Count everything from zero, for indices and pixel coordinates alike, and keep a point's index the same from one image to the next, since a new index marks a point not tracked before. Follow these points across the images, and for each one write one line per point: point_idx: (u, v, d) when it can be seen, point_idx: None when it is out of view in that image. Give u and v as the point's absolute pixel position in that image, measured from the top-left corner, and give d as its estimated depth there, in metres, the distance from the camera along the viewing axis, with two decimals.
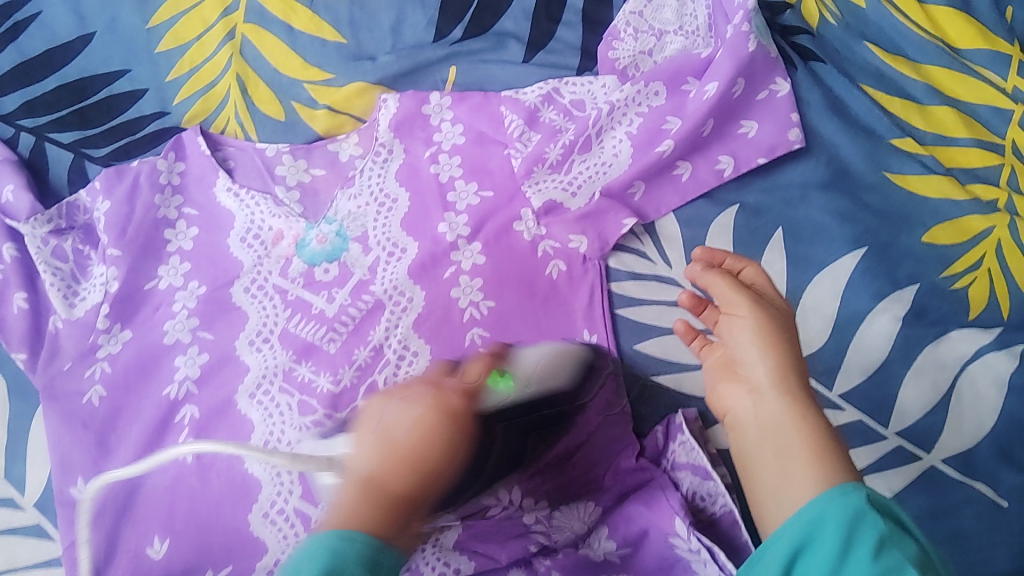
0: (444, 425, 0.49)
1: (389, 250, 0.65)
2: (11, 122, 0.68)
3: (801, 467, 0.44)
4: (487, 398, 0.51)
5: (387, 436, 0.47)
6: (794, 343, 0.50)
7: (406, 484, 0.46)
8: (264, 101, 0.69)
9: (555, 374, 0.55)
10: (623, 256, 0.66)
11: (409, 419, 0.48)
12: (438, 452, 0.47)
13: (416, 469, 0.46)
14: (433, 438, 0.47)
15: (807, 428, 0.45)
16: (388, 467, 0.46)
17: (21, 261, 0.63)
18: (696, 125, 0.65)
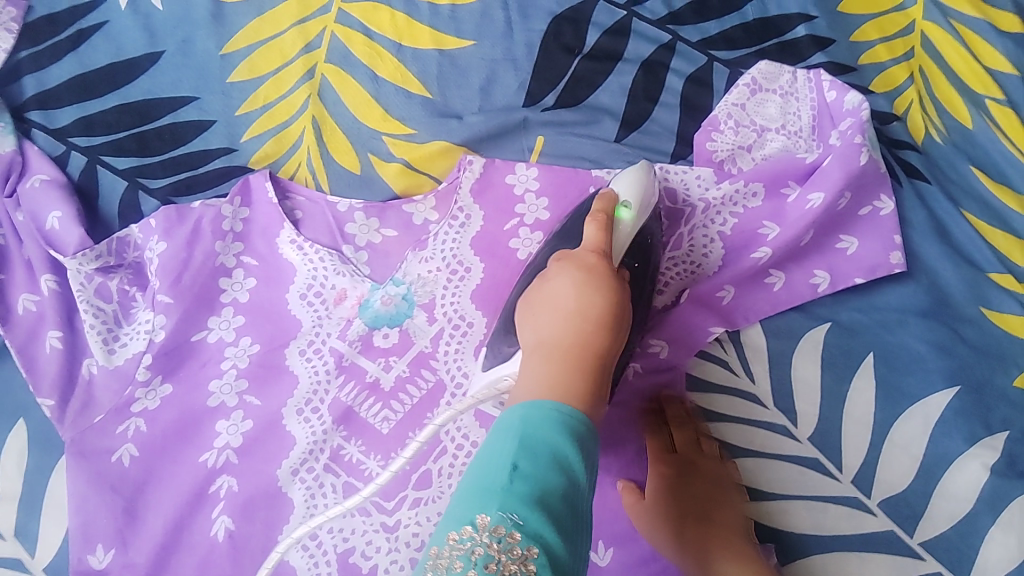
0: (590, 279, 0.52)
1: (455, 324, 0.60)
2: (64, 139, 0.64)
3: (708, 552, 0.54)
4: (619, 231, 0.57)
5: (561, 306, 0.51)
6: (700, 451, 0.59)
7: (602, 346, 0.49)
8: (340, 151, 0.65)
9: (649, 208, 0.60)
10: (706, 364, 0.62)
11: (567, 284, 0.52)
12: (606, 306, 0.50)
13: (591, 320, 0.50)
14: (590, 290, 0.51)
15: (712, 530, 0.55)
16: (551, 322, 0.50)
17: (61, 296, 0.58)
18: (797, 235, 0.61)
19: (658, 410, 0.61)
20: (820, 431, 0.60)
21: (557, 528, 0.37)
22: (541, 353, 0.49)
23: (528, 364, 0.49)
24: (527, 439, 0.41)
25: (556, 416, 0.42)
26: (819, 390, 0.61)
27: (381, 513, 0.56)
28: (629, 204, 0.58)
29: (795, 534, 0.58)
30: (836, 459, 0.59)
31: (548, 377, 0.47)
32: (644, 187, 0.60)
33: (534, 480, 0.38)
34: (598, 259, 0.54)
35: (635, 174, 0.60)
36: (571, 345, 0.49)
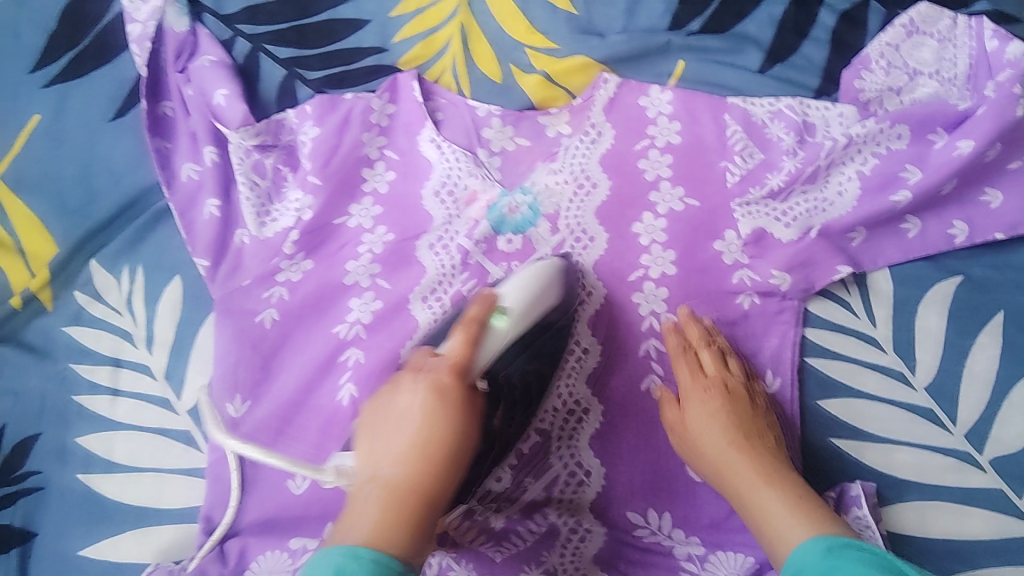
0: (442, 411, 0.46)
1: (577, 236, 0.63)
2: (231, 25, 0.68)
3: (747, 480, 0.51)
4: (488, 343, 0.51)
5: (404, 424, 0.46)
6: (729, 371, 0.57)
7: (441, 478, 0.44)
8: (483, 60, 0.67)
9: (540, 308, 0.55)
10: (826, 302, 0.61)
11: (410, 410, 0.46)
12: (438, 454, 0.45)
13: (429, 462, 0.44)
14: (432, 418, 0.46)
15: (748, 454, 0.53)
16: (392, 455, 0.44)
17: (219, 166, 0.63)
18: (939, 182, 0.60)
19: (681, 333, 0.59)
20: (936, 383, 0.59)
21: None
22: (369, 493, 0.43)
23: (351, 505, 0.43)
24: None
25: (375, 559, 0.39)
26: (941, 343, 0.60)
27: None
28: (510, 310, 0.52)
29: (894, 478, 0.57)
30: (950, 411, 0.58)
31: (377, 526, 0.41)
32: (534, 288, 0.54)
33: None
34: (450, 374, 0.48)
35: (530, 280, 0.54)
36: (399, 493, 0.43)
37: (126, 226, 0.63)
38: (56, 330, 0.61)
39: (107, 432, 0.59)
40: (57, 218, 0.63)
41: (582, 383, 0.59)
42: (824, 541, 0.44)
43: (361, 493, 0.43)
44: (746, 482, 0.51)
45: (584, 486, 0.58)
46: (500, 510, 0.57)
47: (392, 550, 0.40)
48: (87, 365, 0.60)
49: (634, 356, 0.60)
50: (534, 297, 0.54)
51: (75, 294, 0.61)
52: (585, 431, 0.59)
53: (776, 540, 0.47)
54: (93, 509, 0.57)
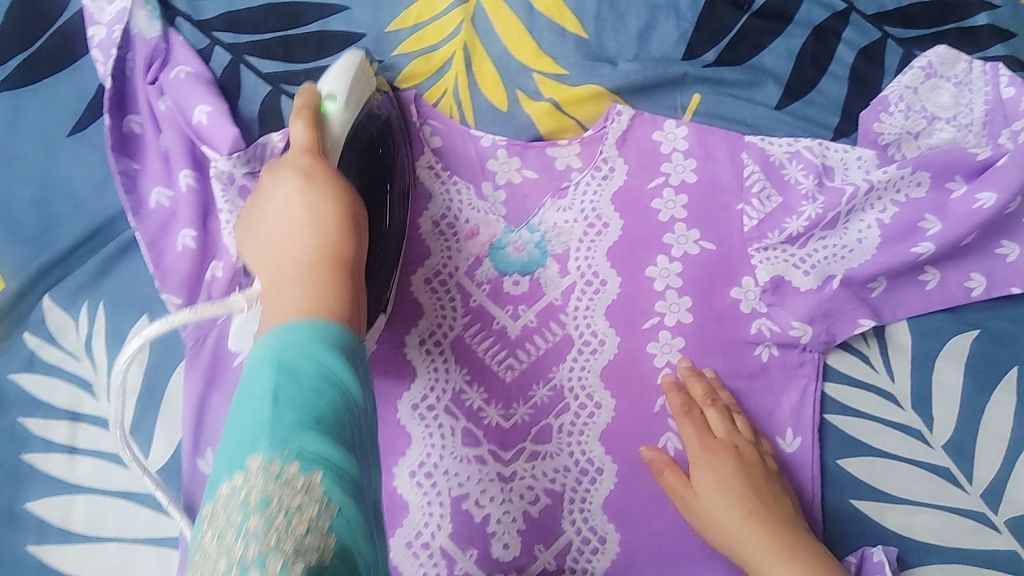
0: (310, 186, 0.46)
1: (588, 278, 0.59)
2: (208, 32, 0.61)
3: (769, 558, 0.48)
4: (329, 131, 0.51)
5: (276, 218, 0.46)
6: (736, 431, 0.55)
7: (335, 252, 0.43)
8: (487, 83, 0.63)
9: (361, 100, 0.55)
10: (844, 355, 0.59)
11: (285, 197, 0.46)
12: (337, 222, 0.45)
13: (331, 228, 0.44)
14: (296, 198, 0.45)
15: (765, 527, 0.50)
16: (292, 236, 0.44)
17: (197, 193, 0.56)
18: (961, 235, 0.58)
19: (682, 389, 0.56)
20: (955, 441, 0.58)
21: (338, 446, 0.34)
22: (279, 274, 0.43)
23: (271, 288, 0.43)
24: (282, 362, 0.36)
25: (310, 328, 0.38)
26: (958, 398, 0.59)
27: (497, 463, 0.55)
28: (337, 95, 0.53)
29: (915, 540, 0.55)
30: (967, 469, 0.57)
31: (302, 297, 0.41)
32: (353, 78, 0.54)
33: (301, 406, 0.34)
34: (312, 159, 0.48)
35: (345, 68, 0.55)
36: (319, 255, 0.43)
37: (88, 257, 0.57)
38: (4, 377, 0.54)
39: (65, 496, 0.52)
40: (6, 247, 0.56)
41: (595, 440, 0.56)
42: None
43: (279, 277, 0.43)
44: (767, 560, 0.48)
45: (598, 554, 0.54)
46: None
47: (329, 315, 0.40)
48: (39, 420, 0.53)
49: (649, 413, 0.57)
50: (357, 89, 0.54)
51: (26, 337, 0.55)
52: (598, 494, 0.55)
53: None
54: None
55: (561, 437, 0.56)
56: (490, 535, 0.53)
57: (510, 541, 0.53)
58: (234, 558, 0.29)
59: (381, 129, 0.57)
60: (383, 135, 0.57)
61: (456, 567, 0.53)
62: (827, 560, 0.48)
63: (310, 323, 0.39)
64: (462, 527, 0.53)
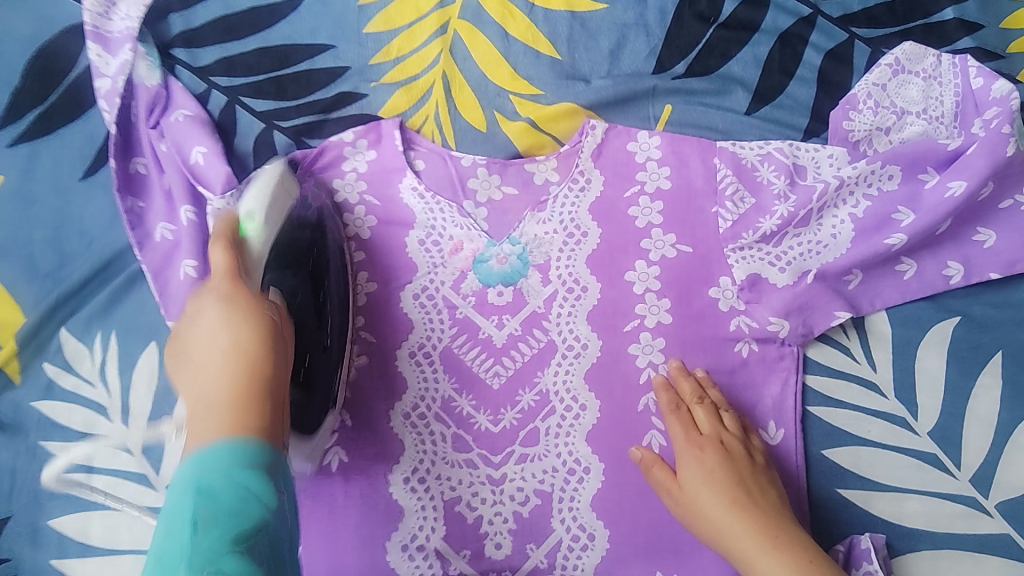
0: (232, 311, 0.46)
1: (570, 286, 0.61)
2: (205, 77, 0.66)
3: (754, 546, 0.49)
4: (250, 251, 0.51)
5: (196, 339, 0.45)
6: (723, 427, 0.56)
7: (261, 371, 0.44)
8: (467, 107, 0.66)
9: (281, 215, 0.56)
10: (824, 347, 0.61)
11: (214, 329, 0.45)
12: (254, 349, 0.44)
13: (256, 355, 0.44)
14: (223, 324, 0.45)
15: (749, 516, 0.50)
16: (206, 371, 0.43)
17: (197, 226, 0.60)
18: (934, 223, 0.59)
19: (672, 388, 0.58)
20: (941, 428, 0.58)
21: (256, 558, 0.36)
22: (197, 411, 0.42)
23: (190, 431, 0.41)
24: (202, 478, 0.38)
25: (229, 450, 0.39)
26: (943, 384, 0.59)
27: (488, 465, 0.57)
28: (256, 215, 0.53)
29: (904, 527, 0.56)
30: (955, 456, 0.57)
31: (225, 429, 0.40)
32: (272, 198, 0.55)
33: (224, 527, 0.36)
34: (230, 283, 0.48)
35: (264, 181, 0.56)
36: (237, 386, 0.43)
37: (99, 290, 0.61)
38: (25, 405, 0.58)
39: (83, 512, 0.56)
40: (26, 284, 0.60)
41: (581, 440, 0.58)
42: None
43: (197, 419, 0.41)
44: (751, 549, 0.49)
45: (588, 550, 0.56)
46: None
47: (258, 425, 0.41)
48: (60, 442, 0.57)
49: (633, 411, 0.58)
50: (276, 208, 0.55)
51: (46, 366, 0.59)
52: (586, 492, 0.57)
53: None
54: None
55: (549, 439, 0.58)
56: (483, 537, 0.56)
57: (502, 541, 0.56)
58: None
59: (310, 238, 0.58)
60: (313, 244, 0.58)
61: (450, 567, 0.55)
62: (811, 546, 0.49)
63: (232, 441, 0.40)
64: (455, 529, 0.56)
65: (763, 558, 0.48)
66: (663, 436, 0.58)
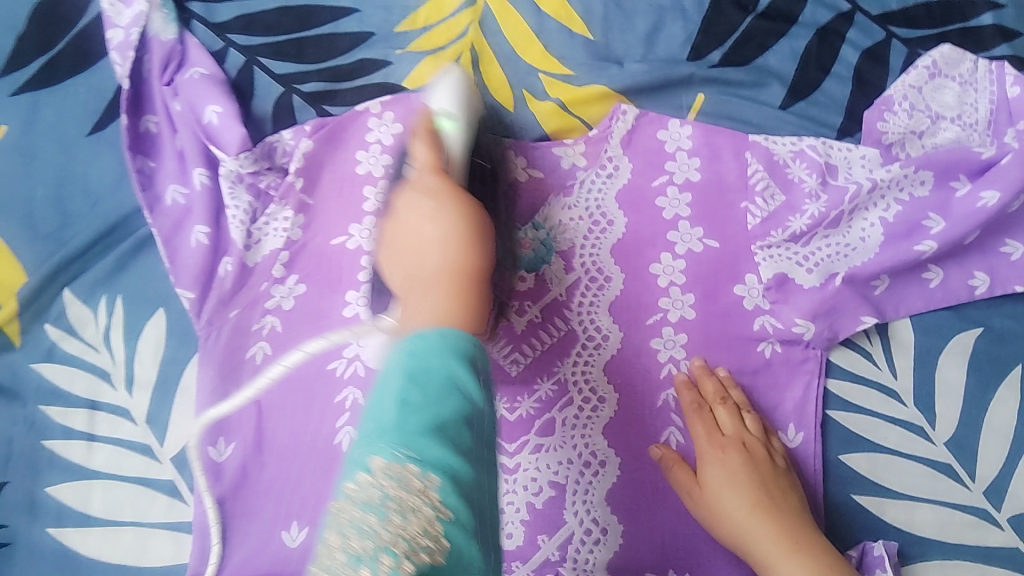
0: (443, 202, 0.44)
1: (592, 275, 0.60)
2: (223, 35, 0.64)
3: (774, 551, 0.49)
4: (448, 145, 0.50)
5: (411, 231, 0.45)
6: (746, 429, 0.56)
7: (472, 262, 0.42)
8: (494, 83, 0.64)
9: (473, 116, 0.53)
10: (848, 352, 0.60)
11: (429, 214, 0.44)
12: (466, 236, 0.43)
13: (467, 242, 0.42)
14: (434, 216, 0.44)
15: (773, 520, 0.51)
16: (426, 253, 0.43)
17: (210, 190, 0.58)
18: (965, 232, 0.59)
19: (695, 386, 0.57)
20: (957, 438, 0.58)
21: (461, 452, 0.34)
22: (422, 287, 0.41)
23: (409, 306, 0.41)
24: (416, 357, 0.35)
25: (439, 337, 0.36)
26: (962, 395, 0.59)
27: (502, 454, 0.56)
28: (450, 113, 0.51)
29: (916, 535, 0.56)
30: (969, 466, 0.57)
31: (444, 303, 0.39)
32: (462, 96, 0.52)
33: (430, 413, 0.34)
34: (435, 177, 0.46)
35: (455, 85, 0.53)
36: (449, 268, 0.41)
37: (103, 253, 0.59)
38: (23, 369, 0.56)
39: (82, 482, 0.54)
40: (27, 242, 0.58)
41: (599, 433, 0.57)
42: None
43: (418, 293, 0.41)
44: (772, 553, 0.49)
45: (600, 545, 0.55)
46: (507, 568, 0.54)
47: (475, 307, 0.40)
48: (60, 409, 0.55)
49: (652, 407, 0.58)
50: (469, 106, 0.53)
51: (47, 329, 0.56)
52: (600, 486, 0.56)
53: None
54: (66, 568, 0.52)
55: (565, 430, 0.56)
56: None
57: (514, 530, 0.54)
58: (352, 552, 0.30)
59: (485, 142, 0.59)
60: (489, 147, 0.59)
61: None
62: (833, 550, 0.50)
63: (442, 327, 0.38)
64: None
65: (783, 562, 0.49)
66: (681, 433, 0.57)
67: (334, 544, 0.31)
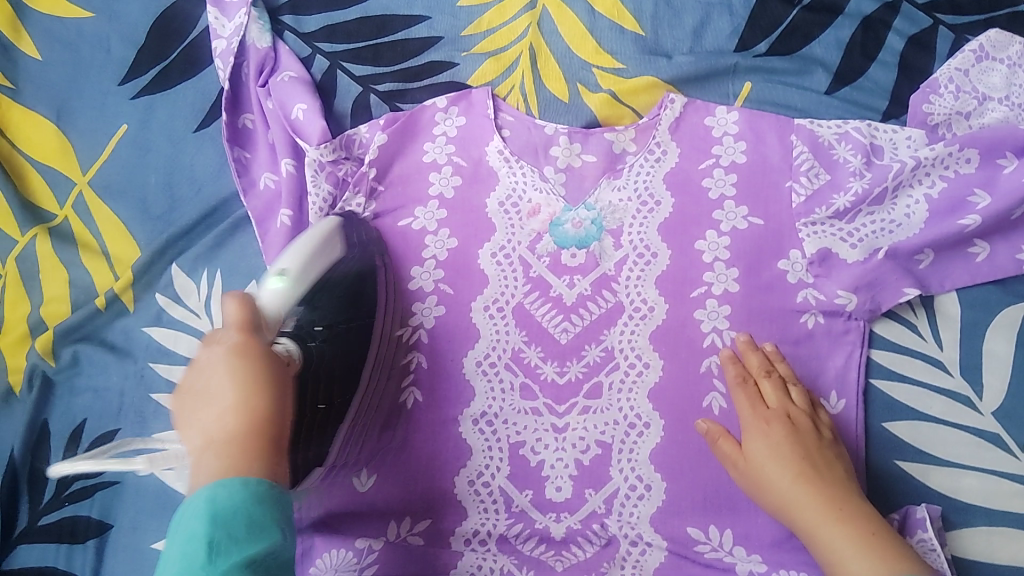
0: (239, 365, 0.44)
1: (640, 252, 0.63)
2: (310, 43, 0.71)
3: (817, 517, 0.50)
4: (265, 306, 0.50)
5: (207, 387, 0.44)
6: (791, 401, 0.57)
7: (269, 422, 0.43)
8: (551, 78, 0.70)
9: (320, 267, 0.56)
10: (891, 323, 0.62)
11: (224, 380, 0.43)
12: (262, 398, 0.43)
13: (263, 408, 0.43)
14: (231, 379, 0.43)
15: (817, 488, 0.51)
16: (219, 416, 0.43)
17: (295, 177, 0.65)
18: (1008, 207, 0.60)
19: (739, 361, 0.59)
20: (1005, 408, 0.59)
21: None
22: (207, 448, 0.42)
23: (197, 466, 0.41)
24: (219, 514, 0.39)
25: (245, 483, 0.40)
26: (1010, 366, 0.60)
27: (552, 414, 0.60)
28: (289, 271, 0.53)
29: (960, 502, 0.57)
30: (1018, 436, 0.58)
31: (227, 466, 0.40)
32: (312, 252, 0.56)
33: (236, 556, 0.38)
34: (241, 343, 0.45)
35: (309, 240, 0.56)
36: (236, 436, 0.42)
37: (205, 233, 0.67)
38: (136, 330, 0.64)
39: None
40: (139, 223, 0.67)
41: (644, 397, 0.60)
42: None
43: (206, 454, 0.41)
44: (816, 519, 0.50)
45: (644, 500, 0.58)
46: (557, 518, 0.58)
47: (260, 477, 0.41)
48: (166, 365, 0.63)
49: (695, 373, 0.60)
50: (315, 260, 0.55)
51: (157, 296, 0.65)
52: (644, 447, 0.59)
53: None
54: (164, 502, 0.59)
55: (611, 393, 0.60)
56: (544, 479, 0.59)
57: (562, 484, 0.59)
58: None
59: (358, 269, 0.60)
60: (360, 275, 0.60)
61: (513, 504, 0.59)
62: (879, 522, 0.49)
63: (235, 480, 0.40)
64: (518, 469, 0.59)
65: (831, 530, 0.49)
66: (723, 399, 0.60)
67: None
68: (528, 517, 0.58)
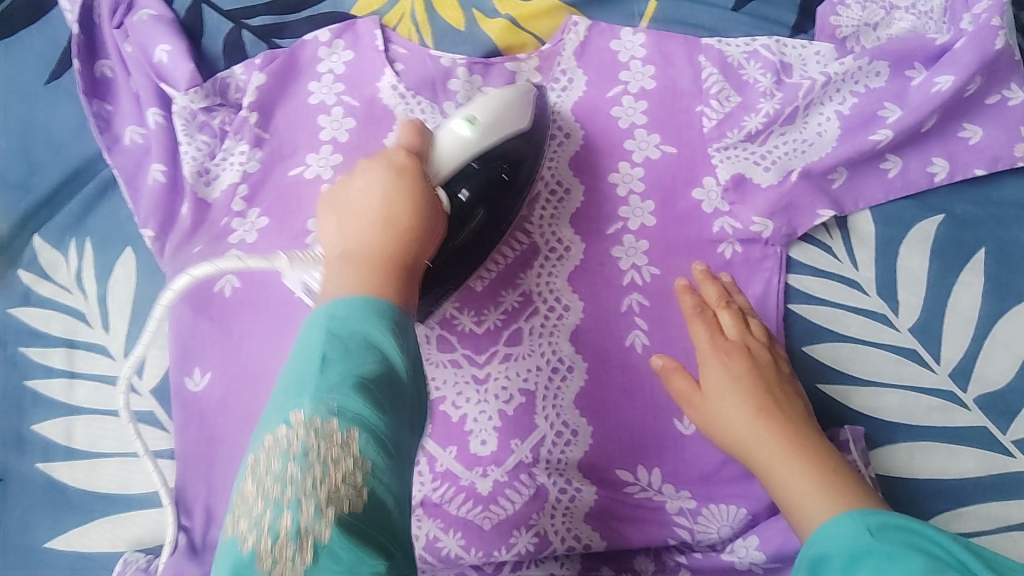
0: (394, 178, 0.47)
1: (552, 189, 0.60)
2: None
3: (775, 454, 0.47)
4: (436, 161, 0.51)
5: (356, 201, 0.46)
6: (749, 333, 0.54)
7: (388, 241, 0.44)
8: (445, 5, 0.64)
9: (509, 129, 0.55)
10: (808, 248, 0.60)
11: (374, 180, 0.47)
12: (398, 215, 0.45)
13: (396, 229, 0.44)
14: (377, 182, 0.46)
15: (776, 424, 0.49)
16: (361, 219, 0.45)
17: (165, 129, 0.59)
18: (921, 119, 0.58)
19: (695, 291, 0.56)
20: (922, 323, 0.59)
21: (381, 408, 0.35)
22: (341, 258, 0.43)
23: (329, 280, 0.41)
24: (335, 323, 0.37)
25: (361, 303, 0.39)
26: (925, 281, 0.60)
27: (473, 365, 0.56)
28: (478, 120, 0.53)
29: (881, 420, 0.57)
30: (934, 350, 0.58)
31: (341, 276, 0.41)
32: (503, 106, 0.55)
33: (347, 370, 0.35)
34: (405, 156, 0.49)
35: (507, 93, 0.56)
36: (354, 251, 0.43)
37: (70, 198, 0.60)
38: (3, 313, 0.58)
39: (64, 417, 0.56)
40: None
41: (565, 339, 0.57)
42: (862, 519, 0.41)
43: (340, 262, 0.43)
44: (773, 456, 0.47)
45: (572, 445, 0.56)
46: (483, 473, 0.55)
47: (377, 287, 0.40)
48: (39, 349, 0.57)
49: (616, 312, 0.58)
50: (505, 113, 0.55)
51: (21, 274, 0.58)
52: (568, 389, 0.57)
53: (807, 523, 0.44)
54: (56, 500, 0.55)
55: (533, 337, 0.57)
56: (468, 433, 0.55)
57: (488, 437, 0.55)
58: (271, 500, 0.32)
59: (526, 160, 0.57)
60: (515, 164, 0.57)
61: (436, 465, 0.55)
62: (840, 460, 0.47)
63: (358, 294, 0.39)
64: (442, 427, 0.55)
65: (785, 467, 0.46)
66: (646, 335, 0.58)
67: (246, 520, 0.32)
68: (453, 475, 0.55)
